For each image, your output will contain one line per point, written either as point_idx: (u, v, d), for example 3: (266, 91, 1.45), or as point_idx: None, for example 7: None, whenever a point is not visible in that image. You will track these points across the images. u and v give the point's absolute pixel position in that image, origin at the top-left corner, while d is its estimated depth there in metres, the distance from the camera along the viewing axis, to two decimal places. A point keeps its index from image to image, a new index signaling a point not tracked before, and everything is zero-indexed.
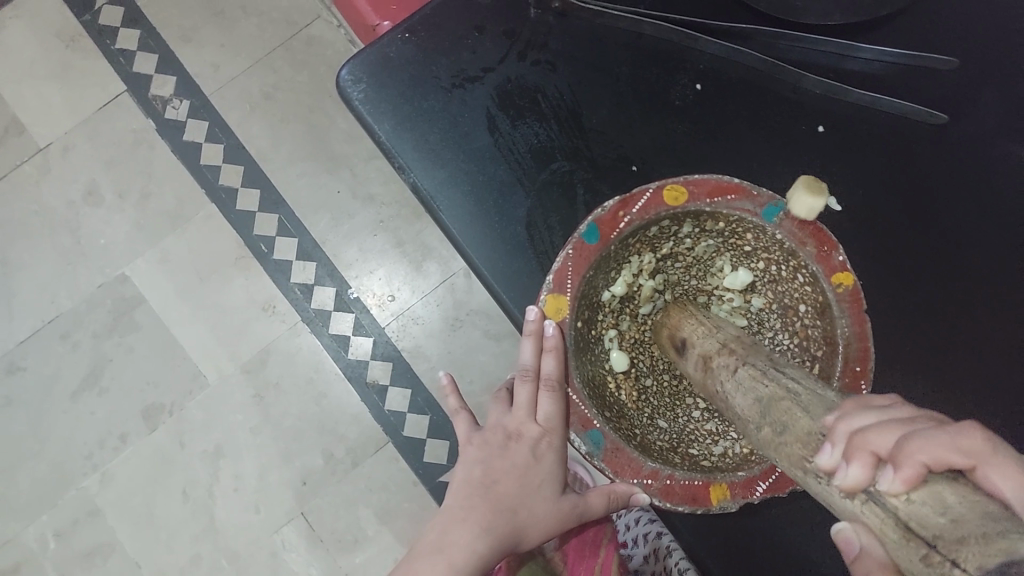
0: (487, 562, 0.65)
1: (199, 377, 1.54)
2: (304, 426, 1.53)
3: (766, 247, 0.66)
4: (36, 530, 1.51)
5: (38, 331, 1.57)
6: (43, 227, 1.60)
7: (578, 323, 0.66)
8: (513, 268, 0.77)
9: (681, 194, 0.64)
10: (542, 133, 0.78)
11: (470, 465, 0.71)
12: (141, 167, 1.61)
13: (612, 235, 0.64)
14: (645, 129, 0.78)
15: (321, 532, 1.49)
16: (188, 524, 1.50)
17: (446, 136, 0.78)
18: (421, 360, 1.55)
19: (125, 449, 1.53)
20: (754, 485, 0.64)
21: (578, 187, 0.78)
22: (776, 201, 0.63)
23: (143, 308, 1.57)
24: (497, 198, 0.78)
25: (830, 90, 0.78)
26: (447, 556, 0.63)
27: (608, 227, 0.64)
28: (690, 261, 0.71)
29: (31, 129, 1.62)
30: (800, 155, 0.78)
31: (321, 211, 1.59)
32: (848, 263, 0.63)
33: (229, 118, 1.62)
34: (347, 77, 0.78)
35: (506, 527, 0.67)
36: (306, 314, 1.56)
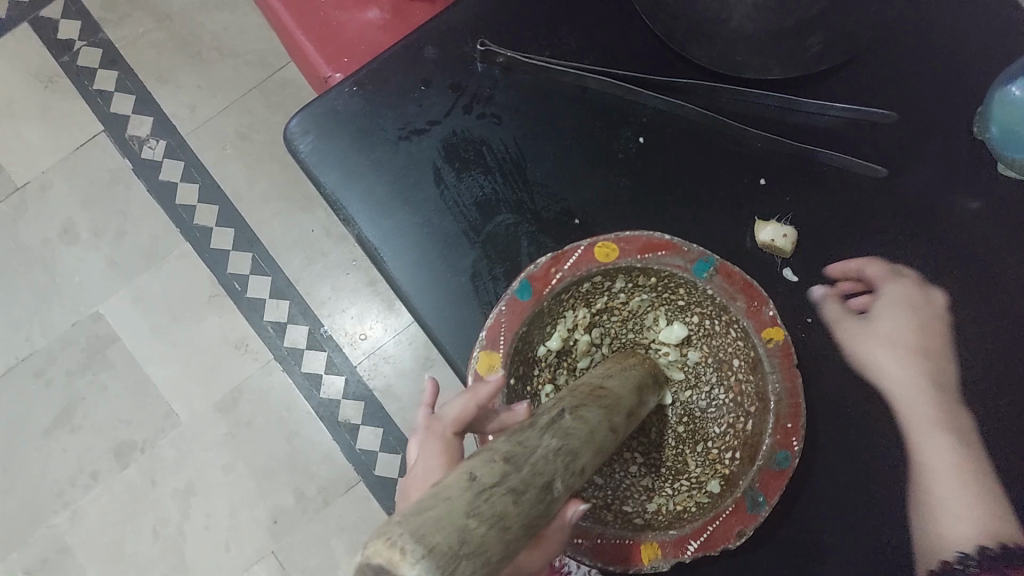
0: None
1: (170, 416, 1.54)
2: (275, 465, 1.51)
3: (698, 302, 0.67)
4: (6, 566, 1.48)
5: (11, 369, 1.56)
6: (18, 264, 1.61)
7: (513, 380, 0.65)
8: (456, 319, 0.77)
9: (612, 251, 0.64)
10: (487, 185, 0.79)
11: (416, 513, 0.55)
12: (117, 206, 1.62)
13: (544, 292, 0.64)
14: (589, 183, 0.79)
15: (292, 572, 1.47)
16: (158, 564, 1.48)
17: (392, 188, 0.79)
18: (393, 399, 1.54)
19: (95, 488, 1.51)
20: (686, 543, 0.64)
21: (523, 238, 0.78)
22: (706, 257, 0.64)
23: (116, 346, 1.56)
24: (442, 249, 0.78)
25: (771, 143, 0.79)
26: None
27: (540, 284, 0.64)
28: (625, 315, 0.72)
29: (9, 167, 1.63)
30: (743, 207, 0.78)
31: (295, 250, 1.60)
32: (778, 318, 0.64)
33: (205, 158, 1.63)
34: (296, 129, 0.80)
35: None
36: (279, 352, 1.56)
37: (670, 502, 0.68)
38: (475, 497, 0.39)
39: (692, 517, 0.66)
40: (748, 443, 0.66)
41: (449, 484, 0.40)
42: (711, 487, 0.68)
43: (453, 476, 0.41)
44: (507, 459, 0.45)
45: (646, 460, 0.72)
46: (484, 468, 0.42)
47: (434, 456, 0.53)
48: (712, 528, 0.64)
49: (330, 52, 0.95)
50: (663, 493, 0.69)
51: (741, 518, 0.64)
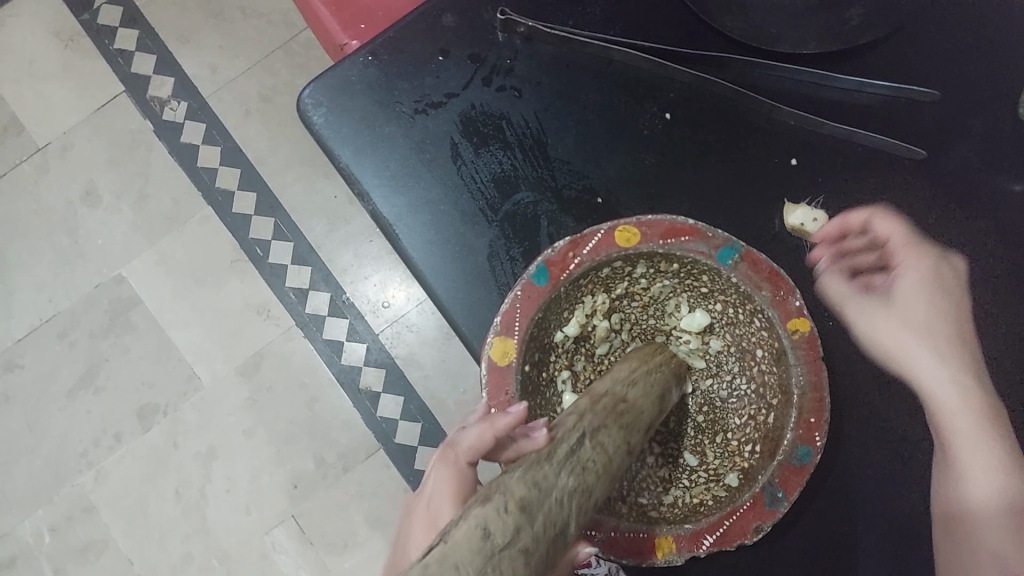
0: None
1: (193, 379, 1.55)
2: (295, 430, 1.53)
3: (722, 290, 0.64)
4: (32, 525, 1.52)
5: (36, 329, 1.58)
6: (42, 226, 1.61)
7: (527, 366, 0.62)
8: (474, 299, 0.75)
9: (633, 235, 0.62)
10: (506, 161, 0.76)
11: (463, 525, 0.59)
12: (139, 169, 1.62)
13: (562, 277, 0.62)
14: (613, 160, 0.76)
15: (312, 535, 1.49)
16: (180, 523, 1.51)
17: (408, 163, 0.77)
18: (414, 367, 1.54)
19: (119, 448, 1.54)
20: (701, 537, 0.62)
21: (542, 219, 0.76)
22: (732, 243, 0.61)
23: (140, 309, 1.58)
24: (459, 228, 0.76)
25: (805, 122, 0.75)
26: None
27: (557, 269, 0.62)
28: (646, 301, 0.69)
29: (31, 128, 1.63)
30: (773, 188, 0.75)
31: (317, 216, 1.58)
32: (805, 309, 0.61)
33: (227, 121, 1.61)
34: (309, 100, 0.77)
35: None
36: (300, 318, 1.56)
37: (687, 494, 0.66)
38: (486, 561, 0.39)
39: (709, 510, 0.64)
40: (769, 437, 0.64)
41: (460, 543, 0.40)
42: (729, 480, 0.65)
43: (463, 532, 0.40)
44: (521, 507, 0.44)
45: (663, 451, 0.70)
46: (496, 523, 0.41)
47: (445, 482, 0.59)
48: (729, 523, 0.62)
49: (347, 18, 0.92)
50: (680, 485, 0.67)
51: (759, 513, 0.61)
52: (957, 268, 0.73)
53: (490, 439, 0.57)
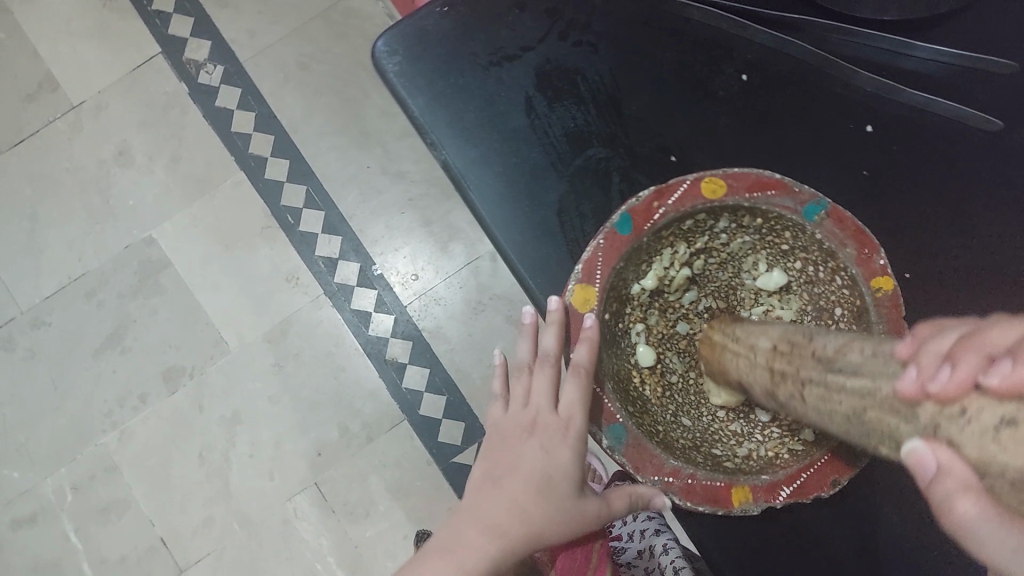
0: None
1: (219, 343, 1.49)
2: (321, 399, 1.46)
3: (804, 247, 0.66)
4: (54, 483, 1.47)
5: (64, 288, 1.52)
6: (72, 183, 1.55)
7: (606, 315, 0.66)
8: (545, 254, 0.75)
9: (719, 187, 0.63)
10: (580, 116, 0.77)
11: (482, 461, 0.68)
12: (172, 131, 1.55)
13: (646, 227, 0.64)
14: (686, 121, 0.76)
15: (335, 502, 1.43)
16: (202, 488, 1.45)
17: (481, 115, 0.77)
18: (441, 341, 1.48)
19: (144, 409, 1.48)
20: (778, 489, 0.65)
21: (614, 175, 0.76)
22: (818, 200, 0.62)
23: (169, 272, 1.51)
24: (530, 181, 0.76)
25: (882, 88, 0.75)
26: None
27: (641, 218, 0.64)
28: (724, 258, 0.71)
29: (66, 85, 1.56)
30: (847, 153, 0.75)
31: (350, 184, 1.52)
32: (889, 268, 0.62)
33: (263, 86, 1.54)
34: (383, 49, 0.77)
35: None
36: (328, 287, 1.49)
37: (761, 448, 0.70)
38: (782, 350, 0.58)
39: (785, 463, 0.68)
40: None
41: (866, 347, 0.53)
42: (804, 435, 0.69)
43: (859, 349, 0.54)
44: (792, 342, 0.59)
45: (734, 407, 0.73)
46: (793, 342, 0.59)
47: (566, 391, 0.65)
48: (806, 476, 0.65)
49: None
50: (750, 438, 0.71)
51: (836, 468, 0.65)
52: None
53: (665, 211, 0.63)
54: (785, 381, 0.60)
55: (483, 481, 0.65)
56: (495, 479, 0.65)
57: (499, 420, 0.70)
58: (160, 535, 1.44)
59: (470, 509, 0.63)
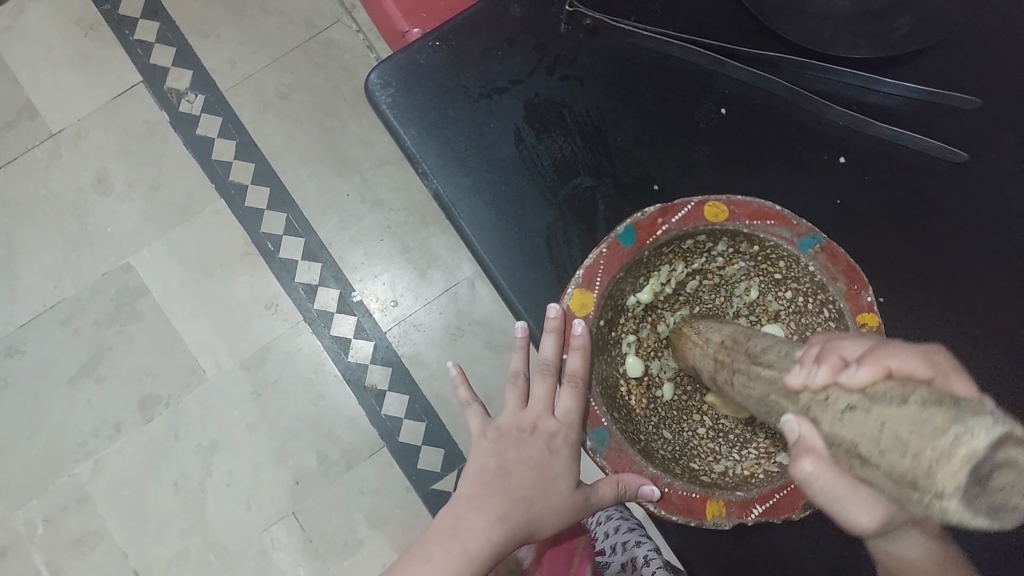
0: (501, 548, 0.67)
1: (197, 370, 1.47)
2: (300, 426, 1.45)
3: (796, 277, 0.70)
4: (24, 515, 1.43)
5: (39, 316, 1.49)
6: (49, 212, 1.53)
7: (601, 321, 0.70)
8: (534, 279, 0.78)
9: (721, 212, 0.67)
10: (566, 147, 0.80)
11: (484, 457, 0.74)
12: (153, 158, 1.54)
13: (648, 241, 0.68)
14: (669, 150, 0.80)
15: (312, 533, 1.42)
16: (177, 518, 1.43)
17: (472, 145, 0.79)
18: (420, 366, 1.48)
19: (118, 439, 1.45)
20: (751, 506, 0.67)
21: (600, 204, 0.79)
22: (814, 233, 0.67)
23: (146, 299, 1.49)
24: (520, 210, 0.79)
25: (854, 121, 0.79)
26: (462, 543, 0.66)
27: (644, 233, 0.68)
28: (719, 280, 0.75)
29: (45, 113, 1.55)
30: (820, 183, 0.79)
31: (330, 212, 1.52)
32: (875, 306, 0.66)
33: (244, 115, 1.55)
34: (376, 81, 0.80)
35: (521, 517, 0.69)
36: (308, 314, 1.49)
37: (738, 466, 0.72)
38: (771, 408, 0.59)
39: (759, 482, 0.70)
40: None
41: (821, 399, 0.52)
42: (781, 458, 0.71)
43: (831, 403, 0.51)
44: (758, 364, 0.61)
45: (715, 423, 0.75)
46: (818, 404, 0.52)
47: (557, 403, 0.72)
48: (779, 497, 0.68)
49: (411, 10, 1.12)
50: (728, 456, 0.73)
51: (808, 492, 0.68)
52: (986, 266, 0.77)
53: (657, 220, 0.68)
54: (723, 369, 0.65)
55: (490, 474, 0.71)
56: (487, 476, 0.71)
57: (499, 419, 0.77)
58: (133, 568, 1.41)
59: (478, 500, 0.69)
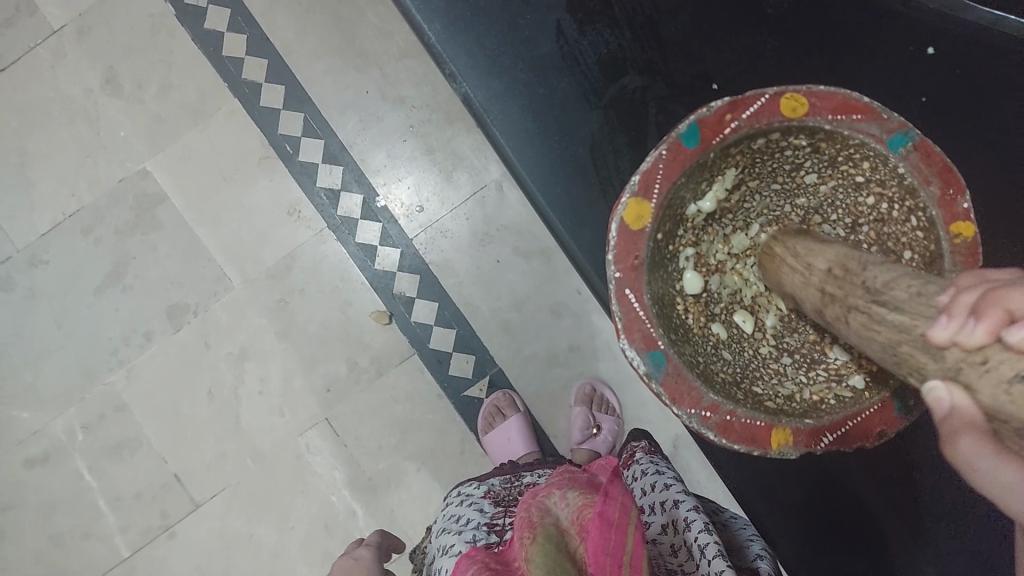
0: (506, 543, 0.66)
1: (223, 279, 1.44)
2: (329, 333, 1.43)
3: (881, 181, 0.62)
4: (64, 422, 1.44)
5: (59, 225, 1.45)
6: (60, 115, 1.46)
7: (658, 235, 0.62)
8: (577, 184, 0.87)
9: (800, 105, 0.59)
10: (612, 42, 0.86)
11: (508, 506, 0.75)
12: (160, 56, 1.44)
13: (714, 140, 0.60)
14: (737, 42, 0.84)
15: (346, 437, 1.42)
16: (214, 424, 1.44)
17: (512, 47, 0.86)
18: (449, 274, 1.43)
19: (151, 347, 1.44)
20: (821, 435, 0.62)
21: (650, 105, 0.86)
22: (907, 130, 0.58)
23: (167, 206, 1.44)
24: (558, 112, 0.87)
25: (944, 3, 0.80)
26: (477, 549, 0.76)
27: (711, 131, 0.60)
28: (788, 186, 0.66)
29: (44, 8, 1.44)
30: (895, 72, 0.82)
31: (348, 112, 1.43)
32: (972, 212, 0.59)
33: (254, 6, 1.44)
34: None
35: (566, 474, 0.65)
36: (331, 221, 1.44)
37: (805, 390, 0.65)
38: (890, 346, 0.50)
39: (829, 408, 0.64)
40: None
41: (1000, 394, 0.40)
42: (854, 382, 0.65)
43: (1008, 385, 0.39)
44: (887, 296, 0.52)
45: (777, 343, 0.69)
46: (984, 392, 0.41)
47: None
48: (851, 425, 0.63)
49: None
50: (794, 379, 0.67)
51: (885, 419, 0.64)
52: None
53: (726, 118, 0.59)
54: (834, 304, 0.57)
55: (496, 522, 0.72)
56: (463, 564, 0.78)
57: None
58: (174, 472, 1.43)
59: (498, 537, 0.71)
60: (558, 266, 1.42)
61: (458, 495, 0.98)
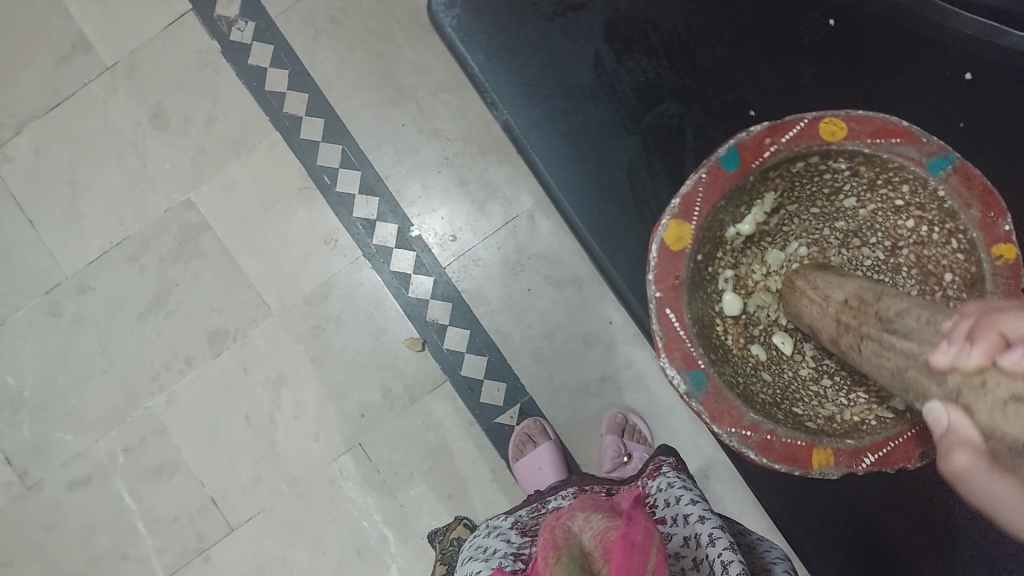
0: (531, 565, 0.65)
1: (261, 306, 1.47)
2: (363, 359, 1.45)
3: (920, 204, 0.62)
4: (105, 445, 1.48)
5: (106, 253, 1.50)
6: (110, 147, 1.52)
7: (698, 255, 0.64)
8: (614, 203, 0.99)
9: (839, 129, 0.60)
10: (651, 72, 0.98)
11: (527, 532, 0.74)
12: (205, 91, 1.50)
13: (754, 164, 0.61)
14: (782, 67, 0.96)
15: (379, 463, 1.43)
16: (250, 449, 1.46)
17: (552, 83, 1.01)
18: (481, 303, 1.45)
19: (190, 372, 1.48)
20: (863, 455, 0.61)
21: (690, 129, 0.97)
22: (947, 152, 0.59)
23: (208, 234, 1.49)
24: (595, 137, 1.00)
25: (976, 33, 0.90)
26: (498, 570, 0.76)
27: (751, 154, 0.61)
28: (827, 209, 0.67)
29: (99, 46, 1.52)
30: (918, 94, 0.93)
31: (385, 143, 1.47)
32: (1013, 235, 0.58)
33: (296, 43, 1.50)
34: (453, 23, 1.02)
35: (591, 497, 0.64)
36: (367, 250, 1.47)
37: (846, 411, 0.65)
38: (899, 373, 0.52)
39: (870, 430, 0.63)
40: None
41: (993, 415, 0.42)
42: (895, 405, 0.64)
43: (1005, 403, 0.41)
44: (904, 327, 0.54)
45: (817, 365, 0.69)
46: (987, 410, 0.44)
47: None
48: (893, 446, 0.61)
49: None
50: (834, 401, 0.67)
51: (928, 443, 0.61)
52: None
53: (767, 141, 0.61)
54: (848, 332, 0.59)
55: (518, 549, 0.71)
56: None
57: None
58: (209, 495, 1.45)
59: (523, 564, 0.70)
60: (589, 294, 1.43)
61: (486, 526, 0.98)
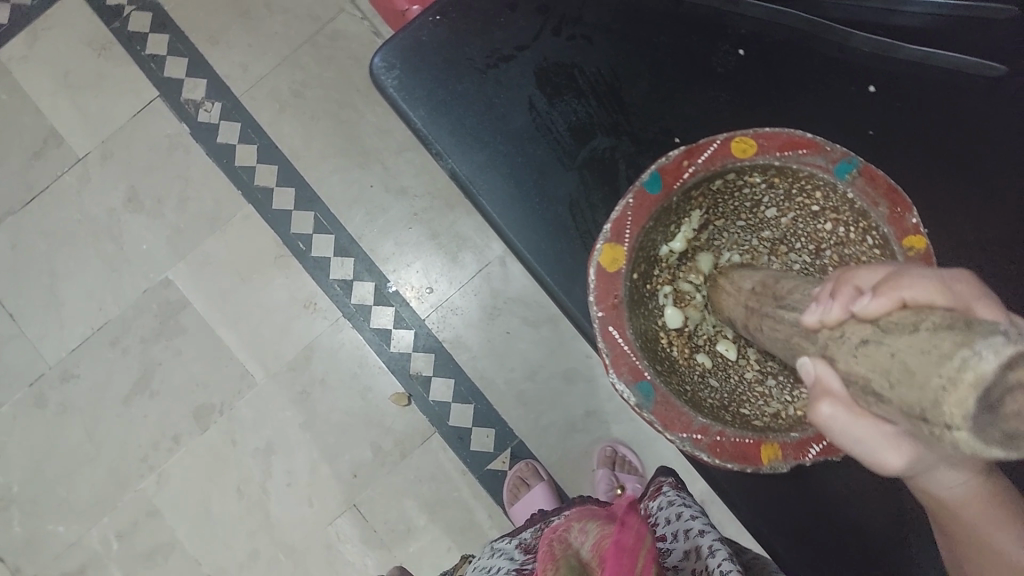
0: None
1: (246, 376, 1.49)
2: (351, 420, 1.47)
3: (835, 207, 0.67)
4: (97, 533, 1.47)
5: (88, 339, 1.52)
6: (86, 234, 1.55)
7: (633, 274, 0.68)
8: (566, 248, 0.84)
9: (750, 146, 0.64)
10: (580, 110, 0.86)
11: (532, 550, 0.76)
12: (177, 172, 1.55)
13: (675, 185, 0.65)
14: (696, 98, 0.85)
15: (374, 523, 1.44)
16: (244, 522, 1.45)
17: (483, 120, 0.85)
18: (462, 350, 1.48)
19: (178, 450, 1.48)
20: (808, 446, 0.64)
21: (621, 162, 0.85)
22: (850, 157, 0.64)
23: (189, 311, 1.51)
24: (538, 177, 0.85)
25: (879, 47, 0.84)
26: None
27: (671, 177, 0.65)
28: (753, 221, 0.72)
29: (70, 139, 1.57)
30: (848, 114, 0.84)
31: (355, 206, 1.52)
32: (921, 227, 0.63)
33: (261, 118, 1.55)
34: (381, 65, 0.84)
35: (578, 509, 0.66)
36: (347, 309, 1.50)
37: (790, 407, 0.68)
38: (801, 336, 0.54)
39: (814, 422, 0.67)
40: None
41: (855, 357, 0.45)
42: None
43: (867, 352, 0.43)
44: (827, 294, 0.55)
45: (763, 366, 0.71)
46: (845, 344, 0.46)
47: None
48: None
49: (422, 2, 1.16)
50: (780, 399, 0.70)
51: None
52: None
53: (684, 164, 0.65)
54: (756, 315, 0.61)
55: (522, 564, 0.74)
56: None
57: None
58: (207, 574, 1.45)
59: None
60: (565, 331, 1.46)
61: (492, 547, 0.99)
